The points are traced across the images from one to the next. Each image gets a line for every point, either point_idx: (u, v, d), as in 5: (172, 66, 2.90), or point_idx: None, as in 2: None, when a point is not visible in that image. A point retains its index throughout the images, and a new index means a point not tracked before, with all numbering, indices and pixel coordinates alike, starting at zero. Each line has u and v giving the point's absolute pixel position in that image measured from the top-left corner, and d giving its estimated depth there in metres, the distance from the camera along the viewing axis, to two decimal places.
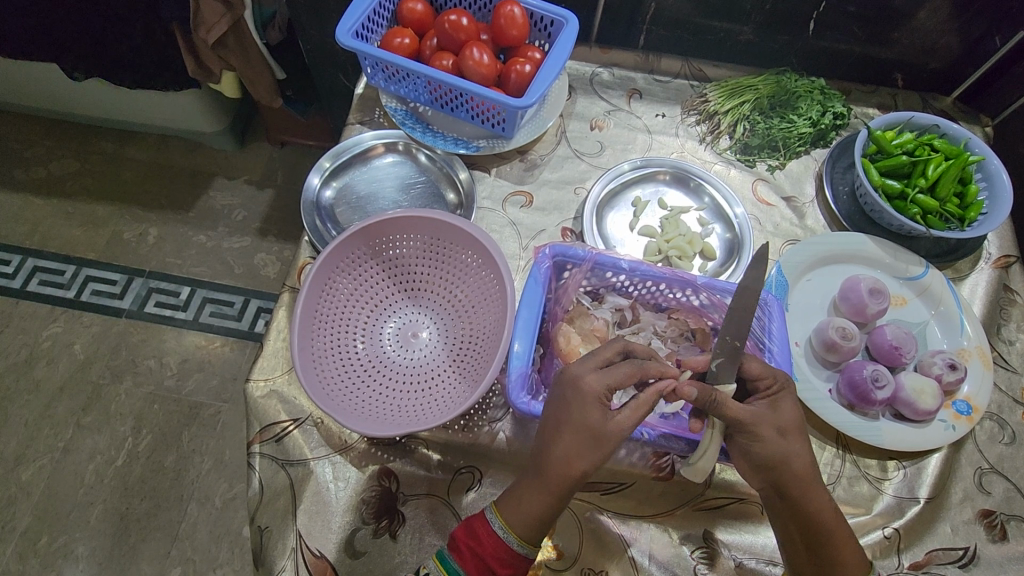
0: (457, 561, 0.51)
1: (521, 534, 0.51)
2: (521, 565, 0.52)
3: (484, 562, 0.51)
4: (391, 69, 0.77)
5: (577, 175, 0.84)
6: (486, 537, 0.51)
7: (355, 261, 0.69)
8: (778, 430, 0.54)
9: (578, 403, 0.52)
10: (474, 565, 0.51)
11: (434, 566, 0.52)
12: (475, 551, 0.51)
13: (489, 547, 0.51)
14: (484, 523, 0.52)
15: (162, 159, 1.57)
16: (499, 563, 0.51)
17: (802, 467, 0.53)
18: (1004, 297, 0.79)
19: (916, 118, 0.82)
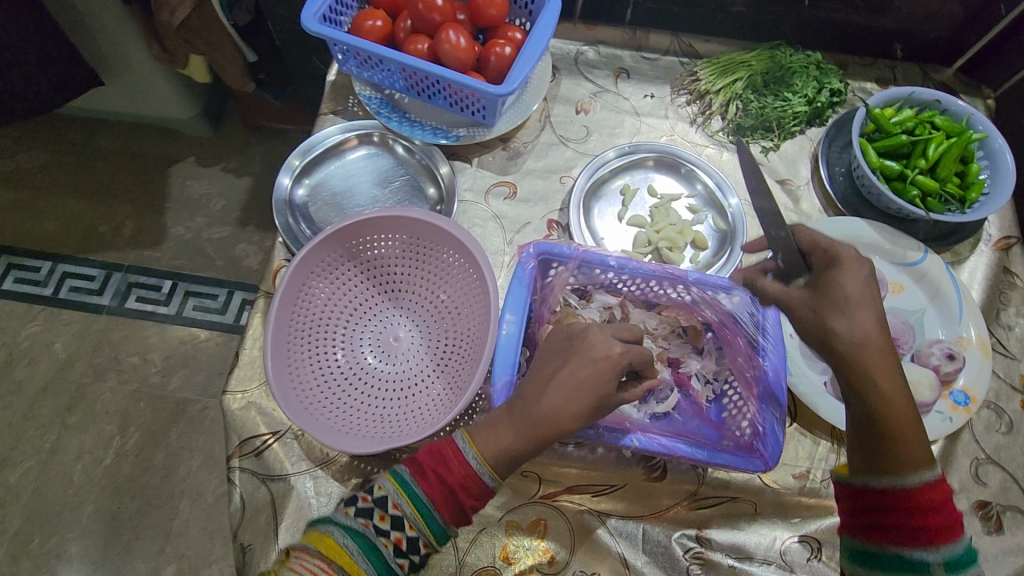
0: (421, 486, 0.49)
1: (494, 468, 0.51)
2: (483, 497, 0.51)
3: (450, 489, 0.50)
4: (360, 54, 0.72)
5: (563, 163, 0.80)
6: (456, 466, 0.50)
7: (331, 265, 0.66)
8: (813, 309, 0.54)
9: (588, 372, 0.52)
10: (440, 492, 0.50)
11: (393, 489, 0.49)
12: (444, 478, 0.50)
13: (456, 475, 0.50)
14: (451, 448, 0.51)
15: (135, 147, 1.51)
16: (467, 495, 0.50)
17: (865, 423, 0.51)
18: (1004, 281, 0.76)
19: (916, 93, 0.79)
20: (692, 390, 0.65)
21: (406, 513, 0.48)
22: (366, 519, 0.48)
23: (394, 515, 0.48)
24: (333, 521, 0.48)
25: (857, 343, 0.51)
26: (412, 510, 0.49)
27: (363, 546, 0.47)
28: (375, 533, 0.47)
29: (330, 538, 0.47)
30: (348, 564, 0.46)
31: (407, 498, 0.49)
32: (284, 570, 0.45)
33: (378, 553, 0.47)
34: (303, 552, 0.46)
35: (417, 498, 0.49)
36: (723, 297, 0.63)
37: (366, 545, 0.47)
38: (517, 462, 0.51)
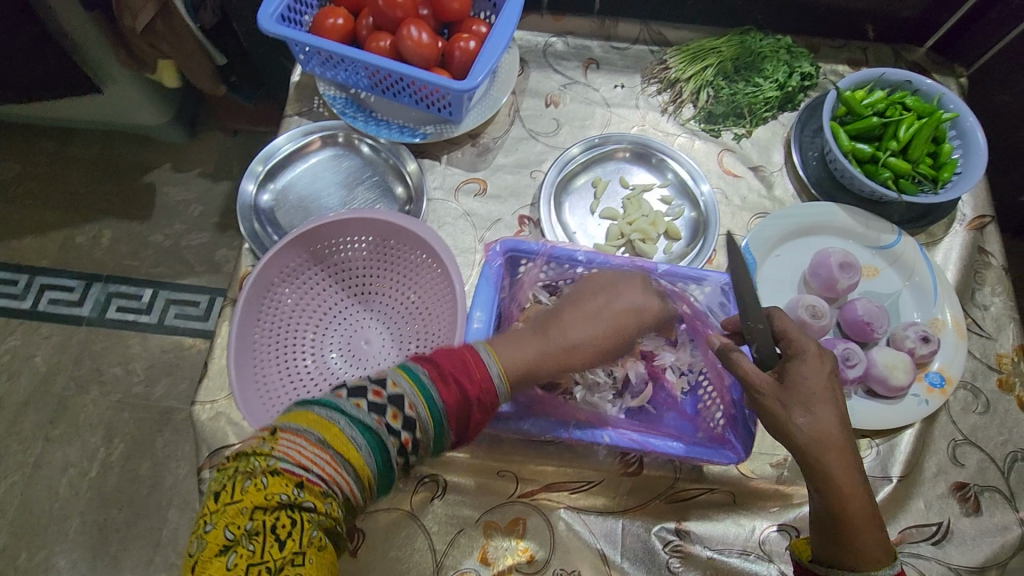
0: (438, 390, 0.46)
1: (510, 377, 0.51)
2: (489, 412, 0.49)
3: (465, 394, 0.47)
4: (321, 54, 0.71)
5: (533, 157, 0.79)
6: (478, 375, 0.48)
7: (297, 269, 0.65)
8: (780, 401, 0.49)
9: (619, 306, 0.57)
10: (456, 398, 0.47)
11: (410, 390, 0.45)
12: (461, 383, 0.47)
13: (478, 387, 0.48)
14: (476, 361, 0.49)
15: (110, 155, 1.49)
16: (477, 408, 0.48)
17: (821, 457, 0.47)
18: (979, 260, 0.76)
19: (887, 74, 0.78)
20: (668, 383, 0.65)
21: (420, 416, 0.45)
22: (376, 416, 0.44)
23: (407, 416, 0.45)
24: (336, 409, 0.43)
25: (817, 439, 0.47)
26: (425, 414, 0.45)
27: (370, 441, 0.43)
28: (386, 432, 0.44)
29: (335, 427, 0.42)
30: (352, 457, 0.42)
31: (422, 401, 0.45)
32: (275, 457, 0.41)
33: (384, 451, 0.43)
34: (298, 437, 0.42)
35: (433, 404, 0.46)
36: (693, 288, 0.63)
37: (375, 443, 0.43)
38: (524, 380, 0.52)
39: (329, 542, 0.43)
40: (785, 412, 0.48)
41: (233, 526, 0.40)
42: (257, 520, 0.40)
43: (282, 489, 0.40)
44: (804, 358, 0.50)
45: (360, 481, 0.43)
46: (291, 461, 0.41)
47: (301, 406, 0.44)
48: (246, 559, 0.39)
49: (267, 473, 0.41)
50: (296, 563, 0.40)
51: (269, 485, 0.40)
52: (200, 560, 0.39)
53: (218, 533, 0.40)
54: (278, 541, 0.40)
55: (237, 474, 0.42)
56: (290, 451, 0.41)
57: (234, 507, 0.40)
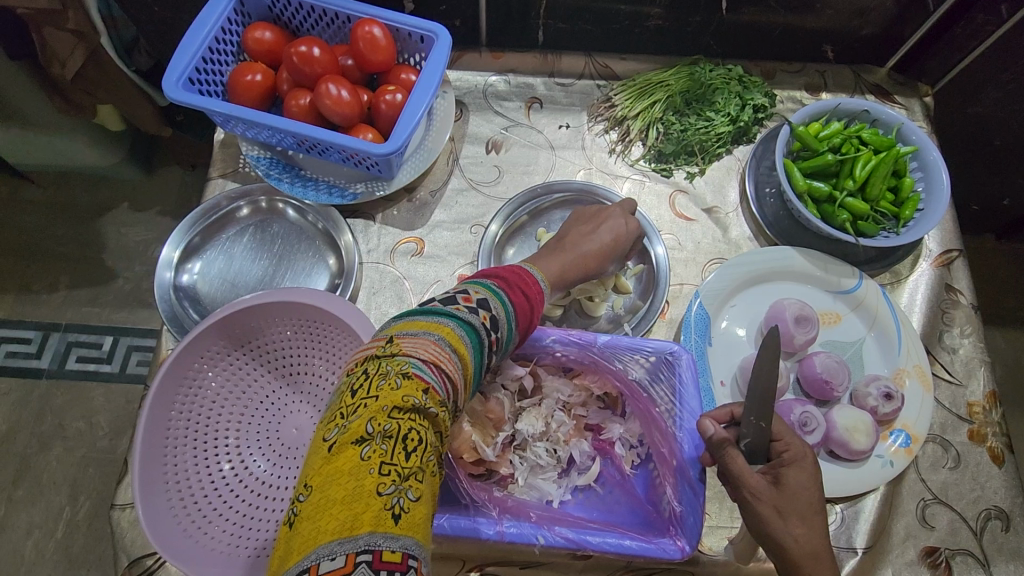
0: (507, 295, 0.47)
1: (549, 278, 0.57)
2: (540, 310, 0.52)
3: (527, 299, 0.49)
4: (236, 119, 0.67)
5: (473, 210, 0.75)
6: (531, 282, 0.51)
7: (214, 357, 0.61)
8: (777, 509, 0.49)
9: (614, 223, 0.66)
10: (521, 301, 0.48)
11: (487, 296, 0.45)
12: (524, 289, 0.49)
13: (535, 291, 0.50)
14: (529, 273, 0.52)
15: (63, 197, 1.44)
16: (535, 311, 0.50)
17: (802, 554, 0.47)
18: (947, 299, 0.72)
19: (843, 105, 0.73)
20: (617, 458, 0.61)
21: (502, 319, 0.45)
22: (477, 316, 0.43)
23: (494, 318, 0.44)
24: (447, 314, 0.41)
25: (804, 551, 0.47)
26: (504, 316, 0.45)
27: (471, 338, 0.41)
28: (485, 332, 0.43)
29: (447, 327, 0.40)
30: (461, 356, 0.40)
31: (498, 301, 0.45)
32: (405, 359, 0.37)
33: (481, 349, 0.42)
34: (422, 340, 0.38)
35: (507, 306, 0.46)
36: (632, 361, 0.59)
37: (475, 340, 0.42)
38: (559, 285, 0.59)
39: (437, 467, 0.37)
40: (779, 520, 0.48)
41: (374, 421, 0.33)
42: (395, 420, 0.34)
43: (414, 393, 0.35)
44: (800, 466, 0.51)
45: (464, 382, 0.40)
46: (420, 366, 0.37)
47: (409, 319, 0.41)
48: (381, 457, 0.32)
49: (399, 375, 0.36)
50: (420, 478, 0.33)
51: (403, 386, 0.35)
52: (330, 458, 0.32)
53: (358, 423, 0.33)
54: (405, 449, 0.33)
55: (368, 375, 0.36)
56: (420, 353, 0.37)
57: (372, 403, 0.34)
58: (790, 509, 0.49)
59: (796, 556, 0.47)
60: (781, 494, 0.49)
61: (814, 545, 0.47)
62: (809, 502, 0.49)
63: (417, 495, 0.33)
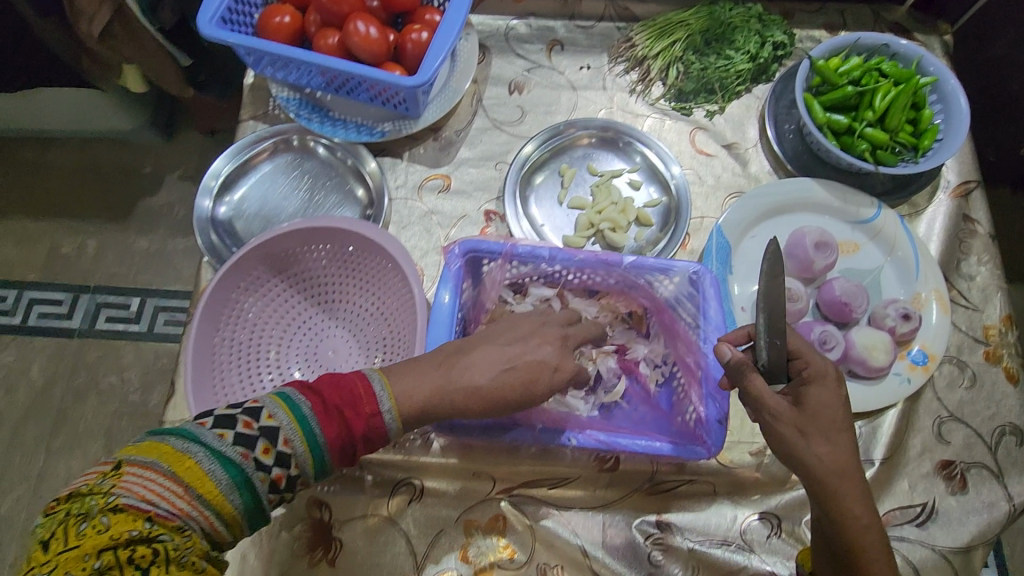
0: (318, 423, 0.44)
1: (397, 400, 0.48)
2: (376, 433, 0.48)
3: (345, 425, 0.46)
4: (267, 57, 0.68)
5: (498, 148, 0.77)
6: (364, 401, 0.47)
7: (255, 282, 0.64)
8: (799, 429, 0.48)
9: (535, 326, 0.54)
10: (333, 425, 0.45)
11: (287, 421, 0.43)
12: (343, 414, 0.46)
13: (360, 421, 0.46)
14: (365, 387, 0.48)
15: (88, 163, 1.47)
16: (363, 441, 0.47)
17: (825, 471, 0.47)
18: (964, 229, 0.73)
19: (863, 39, 0.74)
20: (641, 377, 0.64)
21: (296, 453, 0.43)
22: (242, 450, 0.41)
23: (282, 452, 0.43)
24: (194, 441, 0.40)
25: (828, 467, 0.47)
26: (303, 450, 0.44)
27: (233, 476, 0.40)
28: (253, 467, 0.41)
29: (189, 460, 0.39)
30: (205, 489, 0.39)
31: (300, 435, 0.44)
32: (115, 495, 0.36)
33: (250, 489, 0.41)
34: (143, 471, 0.37)
35: (314, 439, 0.44)
36: (661, 280, 0.61)
37: (237, 476, 0.40)
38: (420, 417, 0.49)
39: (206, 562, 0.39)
40: (802, 440, 0.48)
41: (76, 571, 0.33)
42: (107, 557, 0.34)
43: (131, 524, 0.35)
44: (822, 383, 0.50)
45: (217, 515, 0.39)
46: (135, 497, 0.36)
47: (147, 441, 0.40)
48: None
49: (106, 513, 0.35)
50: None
51: (111, 524, 0.35)
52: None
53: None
54: (138, 571, 0.34)
55: (67, 520, 0.35)
56: (136, 489, 0.36)
57: (69, 555, 0.34)
58: (811, 428, 0.48)
59: (821, 474, 0.47)
60: (801, 414, 0.49)
61: (839, 460, 0.48)
62: (834, 421, 0.49)
63: None
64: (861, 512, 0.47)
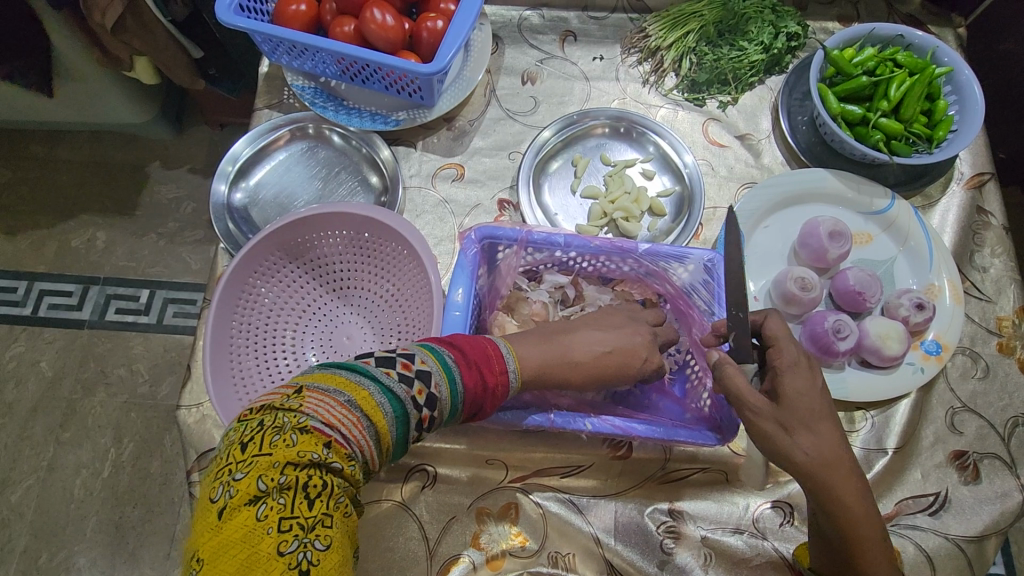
0: (459, 371, 0.46)
1: (521, 362, 0.51)
2: (501, 392, 0.49)
3: (481, 378, 0.47)
4: (284, 44, 0.69)
5: (511, 138, 0.77)
6: (495, 362, 0.49)
7: (272, 268, 0.65)
8: (780, 424, 0.47)
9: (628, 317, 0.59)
10: (471, 377, 0.47)
11: (435, 366, 0.44)
12: (479, 370, 0.47)
13: (493, 377, 0.48)
14: (495, 351, 0.50)
15: (98, 156, 1.48)
16: (491, 397, 0.48)
17: (812, 466, 0.46)
18: (978, 220, 0.73)
19: (877, 30, 0.74)
20: None
21: (442, 397, 0.44)
22: (405, 388, 0.42)
23: (431, 394, 0.44)
24: (367, 375, 0.41)
25: (819, 460, 0.46)
26: (447, 395, 0.45)
27: (395, 411, 0.41)
28: (411, 405, 0.42)
29: (364, 391, 0.40)
30: (376, 422, 0.40)
31: (446, 381, 0.45)
32: (305, 415, 0.38)
33: (405, 422, 0.42)
34: (327, 397, 0.39)
35: (455, 385, 0.45)
36: (676, 268, 0.61)
37: (398, 411, 0.41)
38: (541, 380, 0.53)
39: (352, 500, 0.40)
40: (785, 434, 0.47)
41: (266, 478, 0.35)
42: (290, 474, 0.36)
43: (313, 448, 0.37)
44: (796, 371, 0.49)
45: (378, 448, 0.41)
46: (321, 420, 0.38)
47: (326, 367, 0.42)
48: (277, 513, 0.35)
49: (296, 430, 0.37)
50: (327, 523, 0.36)
51: (298, 443, 0.36)
52: (220, 521, 0.35)
53: (248, 483, 0.35)
54: (307, 498, 0.36)
55: (263, 428, 0.38)
56: (322, 412, 0.38)
57: (264, 460, 0.36)
58: (793, 421, 0.47)
59: (812, 467, 0.46)
60: (782, 408, 0.47)
61: (824, 454, 0.46)
62: (816, 411, 0.47)
63: (325, 544, 0.36)
64: (853, 503, 0.45)
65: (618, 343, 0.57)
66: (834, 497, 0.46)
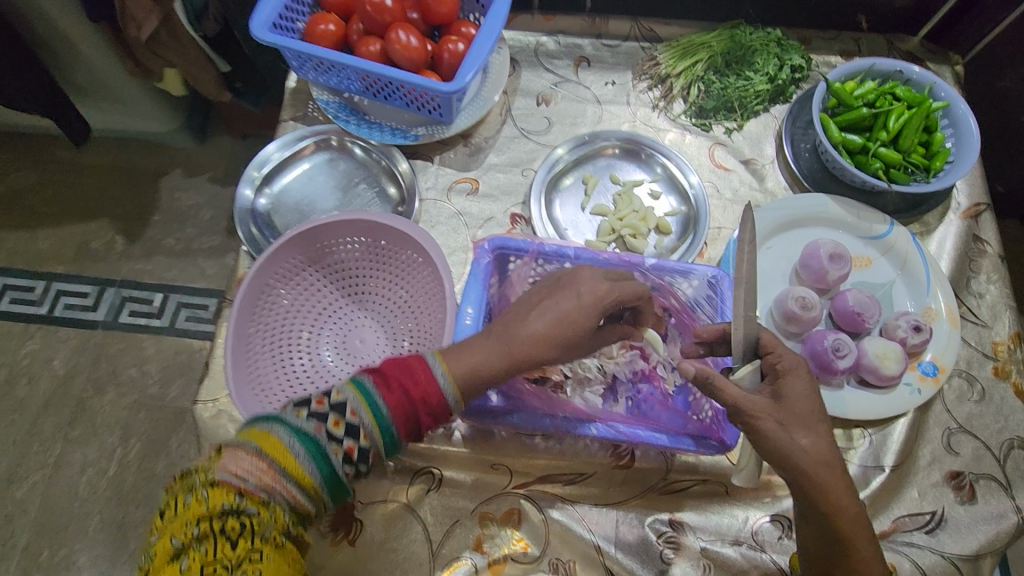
0: (382, 395, 0.47)
1: (451, 370, 0.50)
2: (440, 408, 0.49)
3: (409, 399, 0.48)
4: (313, 60, 0.72)
5: (525, 155, 0.81)
6: (422, 378, 0.48)
7: (292, 271, 0.67)
8: (780, 423, 0.48)
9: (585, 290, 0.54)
10: (399, 400, 0.47)
11: (353, 396, 0.47)
12: (405, 390, 0.48)
13: (423, 393, 0.48)
14: (422, 364, 0.49)
15: (121, 163, 1.52)
16: (425, 410, 0.49)
17: (811, 464, 0.47)
18: (974, 248, 0.76)
19: (877, 65, 0.78)
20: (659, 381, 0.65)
21: (363, 424, 0.46)
22: (316, 423, 0.45)
23: (350, 424, 0.46)
24: (279, 421, 0.44)
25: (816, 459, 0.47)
26: (370, 422, 0.46)
27: (313, 450, 0.44)
28: (327, 439, 0.45)
29: (270, 436, 0.43)
30: (288, 462, 0.43)
31: (366, 407, 0.46)
32: (215, 471, 0.42)
33: (325, 458, 0.44)
34: (237, 448, 0.43)
35: (377, 410, 0.47)
36: (681, 283, 0.64)
37: (313, 448, 0.44)
38: (484, 381, 0.51)
39: (294, 535, 0.44)
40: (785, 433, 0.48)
41: (180, 535, 0.41)
42: (203, 526, 0.41)
43: (222, 500, 0.41)
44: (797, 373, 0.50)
45: (303, 485, 0.43)
46: (226, 474, 0.42)
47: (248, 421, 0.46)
48: (199, 560, 0.40)
49: (207, 487, 0.42)
50: (257, 559, 0.41)
51: (208, 498, 0.41)
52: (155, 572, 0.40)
53: (167, 541, 0.40)
54: (229, 541, 0.41)
55: (184, 489, 0.43)
56: (230, 465, 0.42)
57: (180, 519, 0.41)
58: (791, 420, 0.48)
59: (810, 467, 0.47)
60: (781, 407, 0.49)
61: (820, 451, 0.48)
62: (806, 412, 0.49)
63: None
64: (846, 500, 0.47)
65: (565, 320, 0.52)
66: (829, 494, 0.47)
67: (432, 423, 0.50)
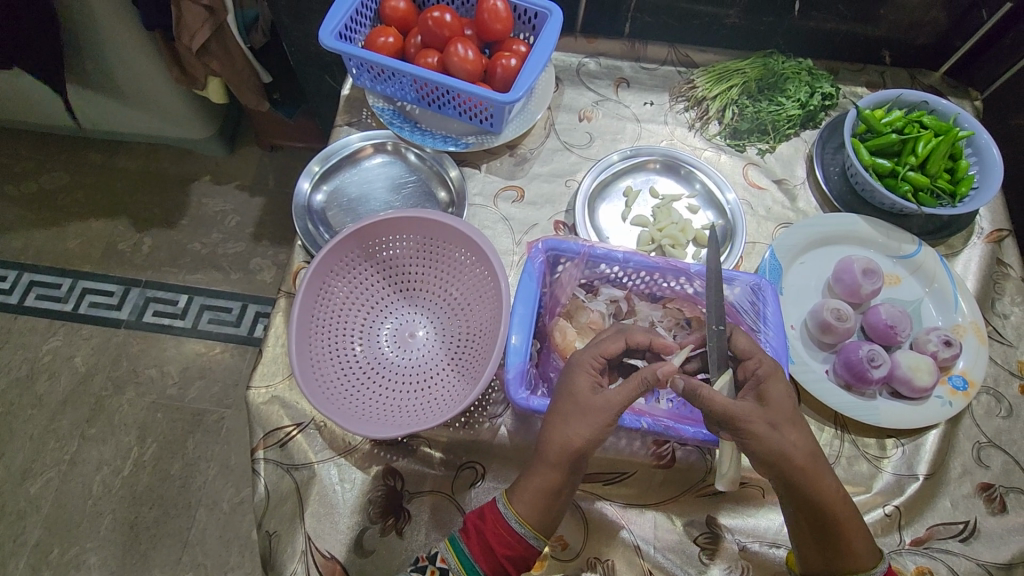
0: (464, 541, 0.53)
1: (522, 514, 0.52)
2: (520, 547, 0.52)
3: (485, 541, 0.52)
4: (375, 68, 0.76)
5: (567, 167, 0.84)
6: (491, 519, 0.53)
7: (348, 264, 0.69)
8: (770, 424, 0.52)
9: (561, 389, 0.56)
10: (479, 545, 0.52)
11: (444, 547, 0.53)
12: (480, 529, 0.53)
13: (497, 539, 0.52)
14: (494, 506, 0.54)
15: (153, 168, 1.56)
16: (502, 547, 0.52)
17: (801, 458, 0.52)
18: (997, 271, 0.79)
19: (905, 95, 0.82)
20: None
21: (453, 568, 0.52)
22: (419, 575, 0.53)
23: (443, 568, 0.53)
24: None
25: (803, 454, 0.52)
26: (459, 568, 0.52)
27: None
28: None
29: None
30: None
31: (453, 553, 0.53)
32: None
33: None
34: None
35: (465, 559, 0.52)
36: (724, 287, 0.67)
37: None
38: (550, 503, 0.53)
39: None
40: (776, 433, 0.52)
41: None
42: None
43: None
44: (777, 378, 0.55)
45: None
46: None
47: None
48: None
49: None
50: None
51: None
52: None
53: None
54: None
55: None
56: None
57: None
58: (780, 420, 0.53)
59: (802, 462, 0.51)
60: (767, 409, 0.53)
61: (806, 444, 0.52)
62: (789, 410, 0.53)
63: None
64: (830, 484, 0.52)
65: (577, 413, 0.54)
66: (819, 482, 0.52)
67: (519, 558, 0.53)
